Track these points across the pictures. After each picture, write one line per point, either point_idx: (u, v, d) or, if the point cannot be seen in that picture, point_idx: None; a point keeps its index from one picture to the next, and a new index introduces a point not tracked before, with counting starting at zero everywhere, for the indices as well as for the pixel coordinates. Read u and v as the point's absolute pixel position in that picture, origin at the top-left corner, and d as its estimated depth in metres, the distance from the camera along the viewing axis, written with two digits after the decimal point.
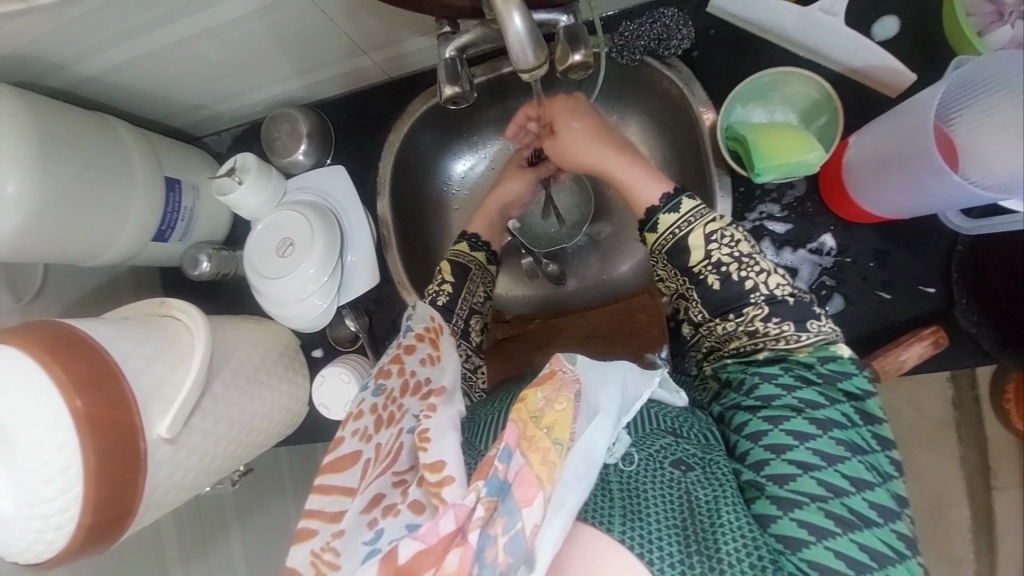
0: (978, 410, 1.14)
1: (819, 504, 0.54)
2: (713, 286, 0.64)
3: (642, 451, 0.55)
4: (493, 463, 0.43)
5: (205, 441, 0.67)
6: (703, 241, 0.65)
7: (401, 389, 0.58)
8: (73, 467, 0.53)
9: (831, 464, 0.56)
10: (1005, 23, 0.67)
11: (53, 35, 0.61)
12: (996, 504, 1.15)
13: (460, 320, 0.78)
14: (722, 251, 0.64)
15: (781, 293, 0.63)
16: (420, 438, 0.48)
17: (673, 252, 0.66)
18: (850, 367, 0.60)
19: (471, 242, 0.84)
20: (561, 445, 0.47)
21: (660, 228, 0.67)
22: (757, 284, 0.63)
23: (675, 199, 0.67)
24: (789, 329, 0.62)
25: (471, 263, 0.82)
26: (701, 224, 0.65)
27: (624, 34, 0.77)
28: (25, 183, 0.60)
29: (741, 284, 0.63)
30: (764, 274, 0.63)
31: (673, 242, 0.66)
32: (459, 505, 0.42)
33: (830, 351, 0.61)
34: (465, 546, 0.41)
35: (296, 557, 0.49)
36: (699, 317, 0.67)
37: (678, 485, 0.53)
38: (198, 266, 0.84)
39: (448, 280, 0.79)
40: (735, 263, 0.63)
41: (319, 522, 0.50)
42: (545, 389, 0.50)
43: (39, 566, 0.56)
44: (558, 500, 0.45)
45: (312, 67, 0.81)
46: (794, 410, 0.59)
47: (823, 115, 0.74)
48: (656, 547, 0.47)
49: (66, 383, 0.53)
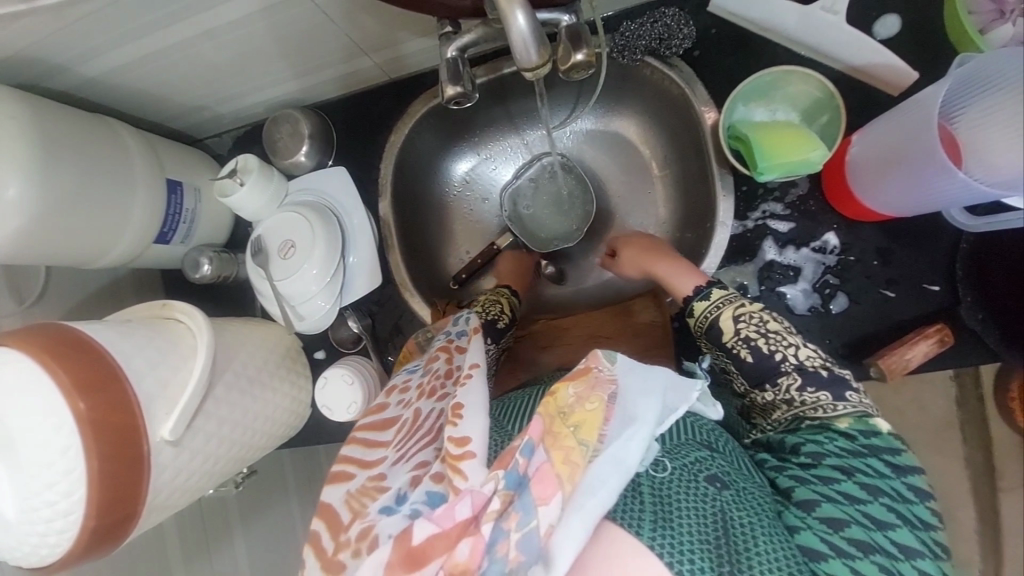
0: (983, 410, 1.14)
1: (871, 558, 0.54)
2: (746, 358, 0.66)
3: (676, 461, 0.56)
4: (515, 456, 0.44)
5: (209, 444, 0.67)
6: (733, 320, 0.67)
7: (448, 369, 0.60)
8: (76, 470, 0.53)
9: (881, 528, 0.56)
10: (1005, 22, 0.67)
11: (54, 36, 0.61)
12: (999, 504, 1.15)
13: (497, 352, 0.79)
14: (749, 330, 0.66)
15: (810, 363, 0.64)
16: (454, 412, 0.49)
17: (709, 333, 0.69)
18: (896, 442, 0.61)
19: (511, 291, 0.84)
20: (587, 446, 0.47)
21: (695, 314, 0.70)
22: (786, 355, 0.64)
23: (704, 289, 0.71)
24: (825, 398, 0.63)
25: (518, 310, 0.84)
26: (730, 308, 0.68)
27: (625, 34, 0.77)
28: (27, 185, 0.60)
29: (771, 356, 0.65)
30: (792, 347, 0.65)
31: (706, 324, 0.69)
32: (476, 493, 0.43)
33: (871, 425, 0.62)
34: (477, 536, 0.42)
35: (331, 496, 0.52)
36: (743, 389, 0.69)
37: (713, 501, 0.52)
38: (199, 269, 0.84)
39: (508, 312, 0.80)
40: (762, 338, 0.65)
41: (354, 468, 0.53)
42: (577, 385, 0.50)
43: (42, 570, 0.56)
44: (581, 504, 0.44)
45: (313, 68, 0.80)
46: (843, 473, 0.59)
47: (825, 113, 0.74)
48: (687, 558, 0.45)
49: (69, 386, 0.53)
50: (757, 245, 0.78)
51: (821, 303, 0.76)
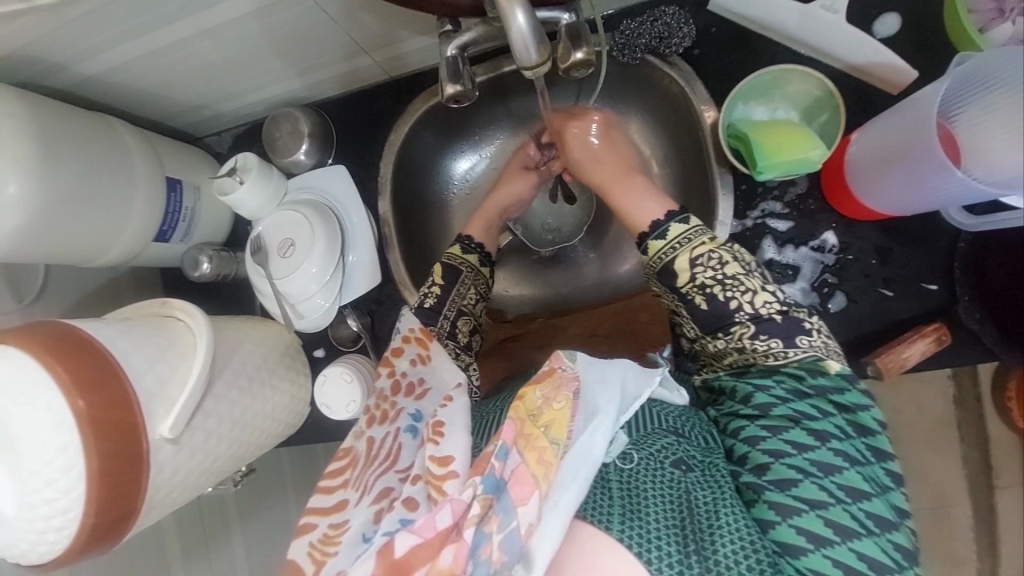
0: (980, 407, 1.15)
1: (819, 512, 0.53)
2: (700, 305, 0.66)
3: (642, 451, 0.55)
4: (491, 461, 0.44)
5: (208, 442, 0.67)
6: (689, 265, 0.66)
7: (392, 388, 0.60)
8: (76, 468, 0.53)
9: (827, 474, 0.55)
10: (1005, 20, 0.67)
11: (54, 34, 0.61)
12: (996, 502, 1.15)
13: (446, 323, 0.76)
14: (706, 277, 0.65)
15: (767, 311, 0.63)
16: (434, 430, 0.49)
17: (663, 274, 0.68)
18: (840, 382, 0.60)
19: (464, 243, 0.81)
20: (558, 445, 0.47)
21: (650, 252, 0.70)
22: (741, 304, 0.64)
23: (664, 225, 0.69)
24: (778, 345, 0.63)
25: (463, 266, 0.80)
26: (688, 247, 0.67)
27: (625, 32, 0.77)
28: (26, 183, 0.60)
29: (727, 304, 0.64)
30: (749, 294, 0.64)
31: (661, 264, 0.68)
32: (455, 501, 0.42)
33: (821, 367, 0.61)
34: (459, 543, 0.41)
35: (295, 551, 0.49)
36: (693, 335, 0.68)
37: (678, 485, 0.54)
38: (199, 268, 0.84)
39: (437, 283, 0.78)
40: (719, 285, 0.65)
41: (317, 517, 0.51)
42: (544, 387, 0.50)
43: (42, 568, 0.56)
44: (556, 501, 0.45)
45: (313, 66, 0.80)
46: (791, 420, 0.58)
47: (825, 112, 0.74)
48: (655, 546, 0.46)
49: (69, 384, 0.53)
50: (756, 245, 0.78)
51: (819, 302, 0.76)
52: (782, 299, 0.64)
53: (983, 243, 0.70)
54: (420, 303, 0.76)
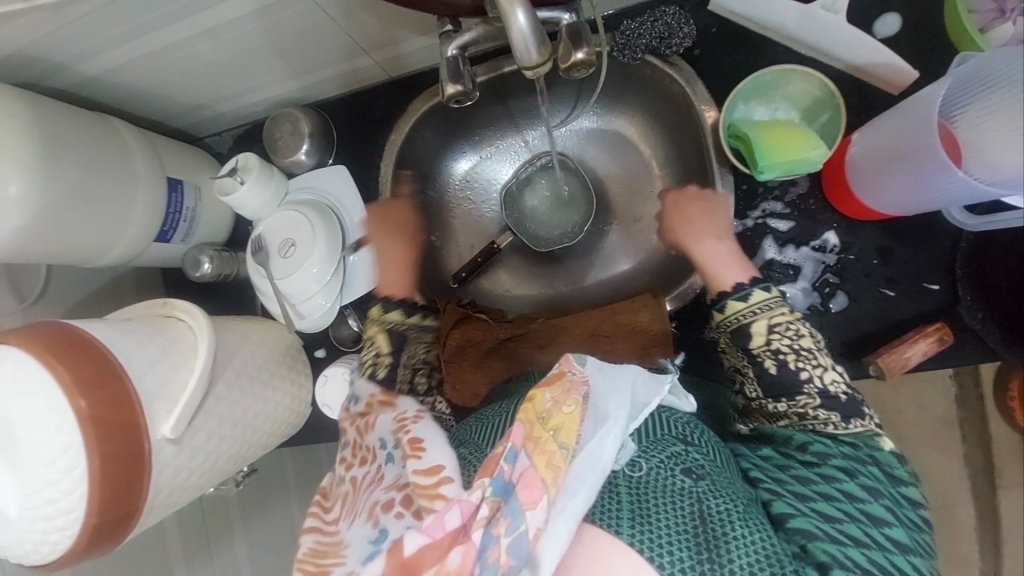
0: (982, 407, 1.15)
1: (862, 549, 0.53)
2: (769, 369, 0.64)
3: (651, 459, 0.54)
4: (499, 463, 0.44)
5: (209, 442, 0.67)
6: (766, 330, 0.65)
7: (361, 438, 0.61)
8: (77, 468, 0.53)
9: (877, 525, 0.56)
10: (1005, 20, 0.67)
11: (55, 34, 0.61)
12: (998, 501, 1.16)
13: (406, 378, 0.78)
14: (781, 344, 0.64)
15: (834, 388, 0.63)
16: (413, 447, 0.50)
17: (737, 333, 0.67)
18: (893, 458, 0.62)
19: (387, 305, 0.84)
20: (567, 449, 0.47)
21: (728, 311, 0.68)
22: (812, 375, 0.63)
23: (746, 288, 0.68)
24: (837, 419, 0.62)
25: (406, 329, 0.83)
26: (766, 315, 0.66)
27: (625, 32, 0.77)
28: (28, 183, 0.60)
29: (797, 372, 0.63)
30: (820, 368, 0.64)
31: (738, 323, 0.67)
32: (464, 501, 0.42)
33: (875, 443, 0.62)
34: (468, 544, 0.41)
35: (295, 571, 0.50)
36: (751, 396, 0.67)
37: (688, 493, 0.52)
38: (199, 267, 0.83)
39: (383, 352, 0.79)
40: (793, 354, 0.64)
41: (317, 535, 0.52)
42: (553, 390, 0.50)
43: (44, 567, 0.56)
44: (563, 507, 0.45)
45: (314, 66, 0.80)
46: (845, 474, 0.59)
47: (825, 112, 0.74)
48: (667, 551, 0.46)
49: (70, 384, 0.53)
50: (757, 244, 0.78)
51: (820, 302, 0.76)
52: (847, 380, 0.64)
53: (985, 244, 0.70)
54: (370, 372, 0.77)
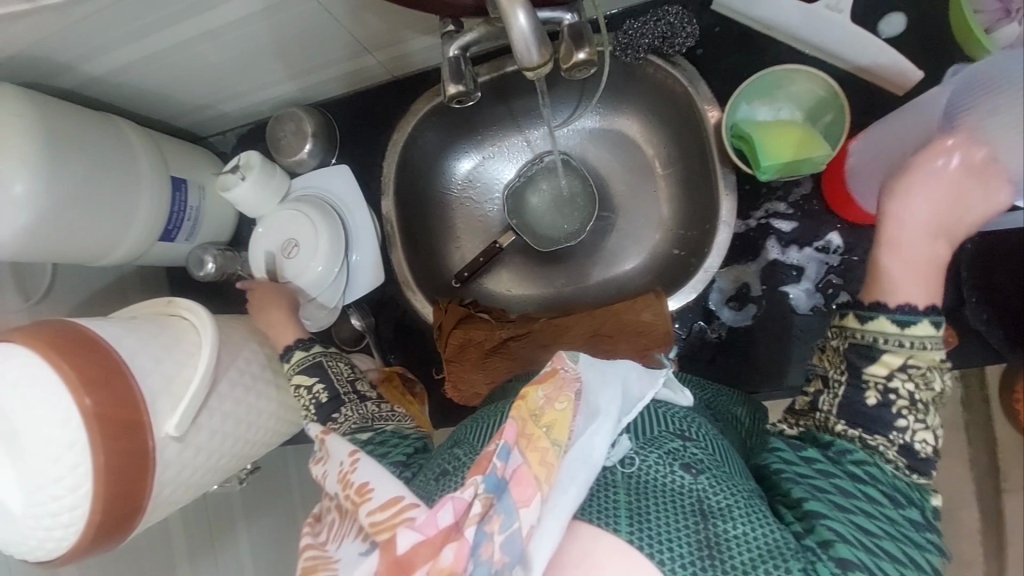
0: (987, 408, 1.13)
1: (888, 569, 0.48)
2: (869, 399, 0.53)
3: (648, 456, 0.52)
4: (492, 460, 0.44)
5: (213, 440, 0.68)
6: (897, 364, 0.53)
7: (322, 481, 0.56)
8: (82, 466, 0.53)
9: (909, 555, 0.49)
10: (1011, 21, 0.66)
11: (61, 34, 0.61)
12: (1003, 504, 1.14)
13: (350, 396, 0.72)
14: (904, 385, 0.53)
15: (923, 449, 0.52)
16: (362, 491, 0.49)
17: (855, 347, 0.55)
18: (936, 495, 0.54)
19: (302, 345, 0.76)
20: (560, 446, 0.47)
21: (866, 321, 0.54)
22: (909, 427, 0.52)
23: (916, 314, 0.53)
24: (904, 469, 0.52)
25: (319, 356, 0.75)
26: (909, 352, 0.53)
27: (629, 32, 0.77)
28: (33, 182, 0.61)
29: (895, 418, 0.53)
30: (922, 423, 0.53)
31: (863, 337, 0.54)
32: (457, 498, 0.43)
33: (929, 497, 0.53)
34: (461, 540, 0.41)
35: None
36: (820, 406, 0.56)
37: (690, 489, 0.50)
38: (204, 267, 0.83)
39: (312, 387, 0.73)
40: (906, 400, 0.53)
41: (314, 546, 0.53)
42: (545, 387, 0.50)
43: (49, 564, 0.57)
44: (556, 503, 0.45)
45: (317, 66, 0.81)
46: (888, 499, 0.51)
47: (829, 112, 0.74)
48: (667, 547, 0.45)
49: (75, 383, 0.53)
50: (761, 245, 0.79)
51: (823, 302, 0.77)
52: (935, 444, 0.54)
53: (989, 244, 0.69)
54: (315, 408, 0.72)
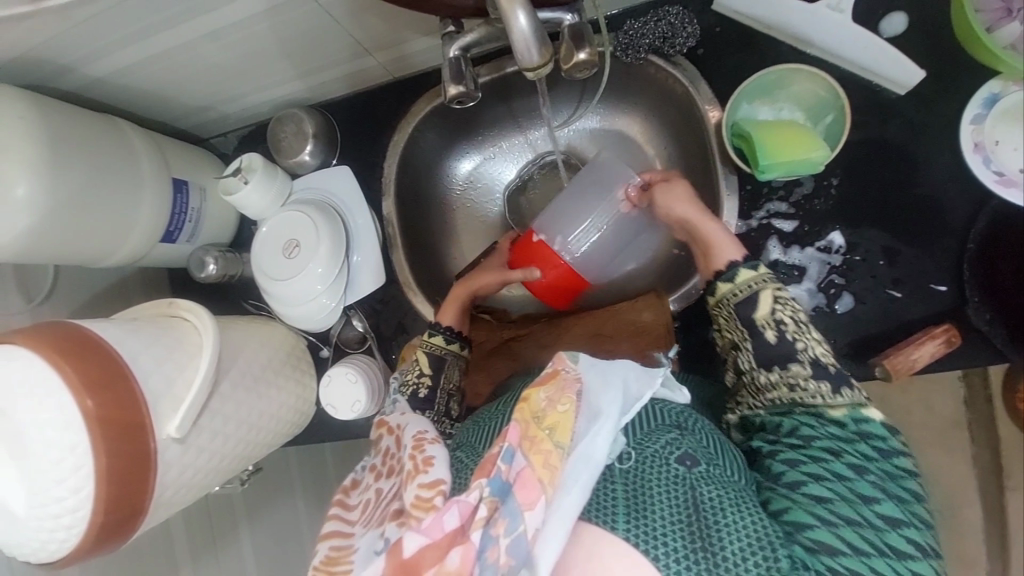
0: (990, 407, 1.13)
1: (863, 560, 0.51)
2: (771, 339, 0.63)
3: (644, 451, 0.53)
4: (496, 463, 0.45)
5: (214, 441, 0.68)
6: (769, 307, 0.63)
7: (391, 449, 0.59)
8: (83, 467, 0.54)
9: (898, 557, 0.52)
10: (1013, 19, 0.67)
11: (62, 37, 0.62)
12: (1006, 503, 1.14)
13: (441, 405, 0.77)
14: (784, 317, 0.63)
15: (825, 358, 0.61)
16: (422, 463, 0.50)
17: (735, 313, 0.65)
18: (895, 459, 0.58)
19: (445, 334, 0.80)
20: (563, 448, 0.47)
21: (723, 291, 0.66)
22: (807, 346, 0.61)
23: (738, 266, 0.66)
24: (826, 390, 0.60)
25: (447, 354, 0.79)
26: (763, 291, 0.64)
27: (629, 32, 0.77)
28: (35, 184, 0.61)
29: (792, 343, 0.62)
30: (816, 343, 0.62)
31: (739, 297, 0.65)
32: (462, 502, 0.43)
33: (862, 414, 0.59)
34: (467, 544, 0.42)
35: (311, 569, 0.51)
36: (745, 369, 0.65)
37: (683, 480, 0.51)
38: (204, 269, 0.85)
39: (424, 374, 0.78)
40: (793, 327, 0.62)
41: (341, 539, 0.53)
42: (547, 389, 0.51)
43: (51, 565, 0.57)
44: (560, 505, 0.45)
45: (319, 67, 0.81)
46: (832, 454, 0.57)
47: (830, 112, 0.74)
48: (661, 543, 0.45)
49: (77, 384, 0.54)
50: (763, 245, 0.77)
51: (826, 303, 0.75)
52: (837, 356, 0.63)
53: (999, 234, 0.70)
54: (411, 393, 0.76)
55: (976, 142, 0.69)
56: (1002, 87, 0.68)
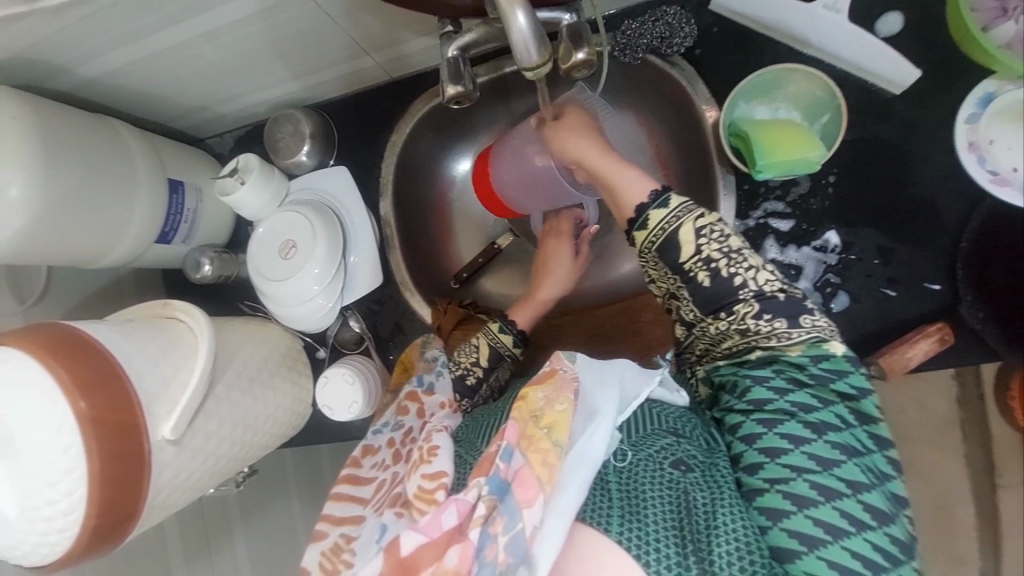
0: (982, 407, 1.13)
1: (819, 552, 0.51)
2: (704, 282, 0.61)
3: (639, 453, 0.54)
4: (494, 462, 0.45)
5: (209, 443, 0.67)
6: (693, 236, 0.62)
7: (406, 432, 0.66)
8: (77, 470, 0.53)
9: (860, 531, 0.52)
10: (1008, 19, 0.66)
11: (56, 37, 0.61)
12: (998, 501, 1.14)
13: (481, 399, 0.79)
14: (710, 249, 0.61)
15: (770, 288, 0.60)
16: (428, 452, 0.52)
17: (664, 249, 0.63)
18: (851, 416, 0.58)
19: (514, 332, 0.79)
20: (561, 446, 0.47)
21: (652, 224, 0.64)
22: (746, 280, 0.61)
23: (663, 195, 0.64)
24: (781, 326, 0.59)
25: (506, 353, 0.79)
26: (690, 218, 0.62)
27: (627, 32, 0.78)
28: (28, 185, 0.60)
29: (731, 280, 0.61)
30: (752, 271, 0.61)
31: (664, 237, 0.63)
32: (460, 501, 0.43)
33: (823, 349, 0.58)
34: (465, 542, 0.41)
35: (308, 557, 0.55)
36: (691, 317, 0.64)
37: (677, 485, 0.52)
38: (200, 270, 0.84)
39: (480, 363, 0.78)
40: (724, 259, 0.61)
41: (328, 525, 0.57)
42: (546, 388, 0.51)
43: (43, 569, 0.56)
44: (559, 504, 0.44)
45: (314, 67, 0.80)
46: (789, 413, 0.57)
47: (826, 112, 0.74)
48: (654, 549, 0.45)
49: (69, 386, 0.53)
50: (760, 244, 0.78)
51: (822, 302, 0.76)
52: (783, 278, 0.61)
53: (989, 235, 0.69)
54: (460, 376, 0.78)
55: (971, 141, 0.70)
56: (997, 86, 0.68)
